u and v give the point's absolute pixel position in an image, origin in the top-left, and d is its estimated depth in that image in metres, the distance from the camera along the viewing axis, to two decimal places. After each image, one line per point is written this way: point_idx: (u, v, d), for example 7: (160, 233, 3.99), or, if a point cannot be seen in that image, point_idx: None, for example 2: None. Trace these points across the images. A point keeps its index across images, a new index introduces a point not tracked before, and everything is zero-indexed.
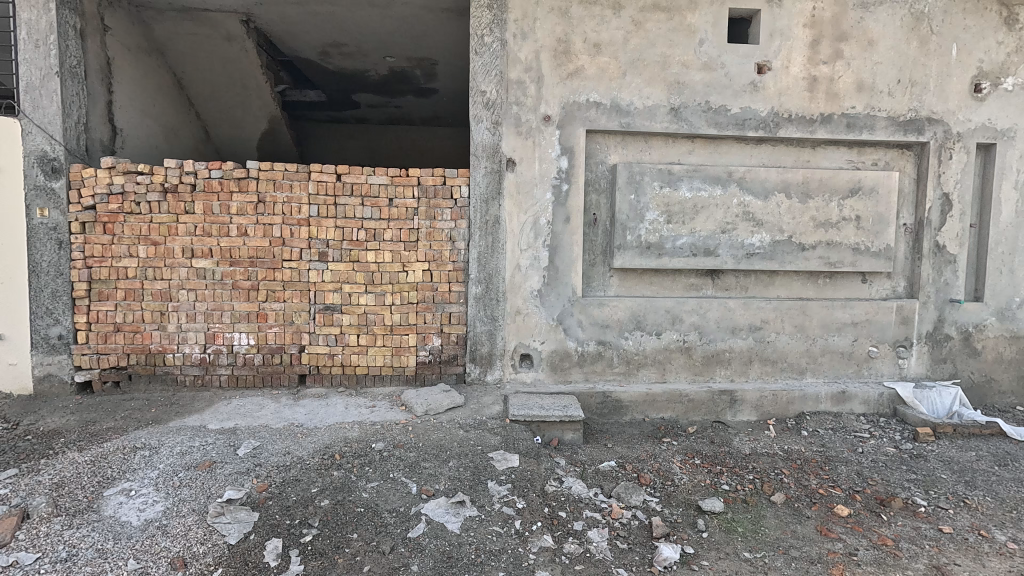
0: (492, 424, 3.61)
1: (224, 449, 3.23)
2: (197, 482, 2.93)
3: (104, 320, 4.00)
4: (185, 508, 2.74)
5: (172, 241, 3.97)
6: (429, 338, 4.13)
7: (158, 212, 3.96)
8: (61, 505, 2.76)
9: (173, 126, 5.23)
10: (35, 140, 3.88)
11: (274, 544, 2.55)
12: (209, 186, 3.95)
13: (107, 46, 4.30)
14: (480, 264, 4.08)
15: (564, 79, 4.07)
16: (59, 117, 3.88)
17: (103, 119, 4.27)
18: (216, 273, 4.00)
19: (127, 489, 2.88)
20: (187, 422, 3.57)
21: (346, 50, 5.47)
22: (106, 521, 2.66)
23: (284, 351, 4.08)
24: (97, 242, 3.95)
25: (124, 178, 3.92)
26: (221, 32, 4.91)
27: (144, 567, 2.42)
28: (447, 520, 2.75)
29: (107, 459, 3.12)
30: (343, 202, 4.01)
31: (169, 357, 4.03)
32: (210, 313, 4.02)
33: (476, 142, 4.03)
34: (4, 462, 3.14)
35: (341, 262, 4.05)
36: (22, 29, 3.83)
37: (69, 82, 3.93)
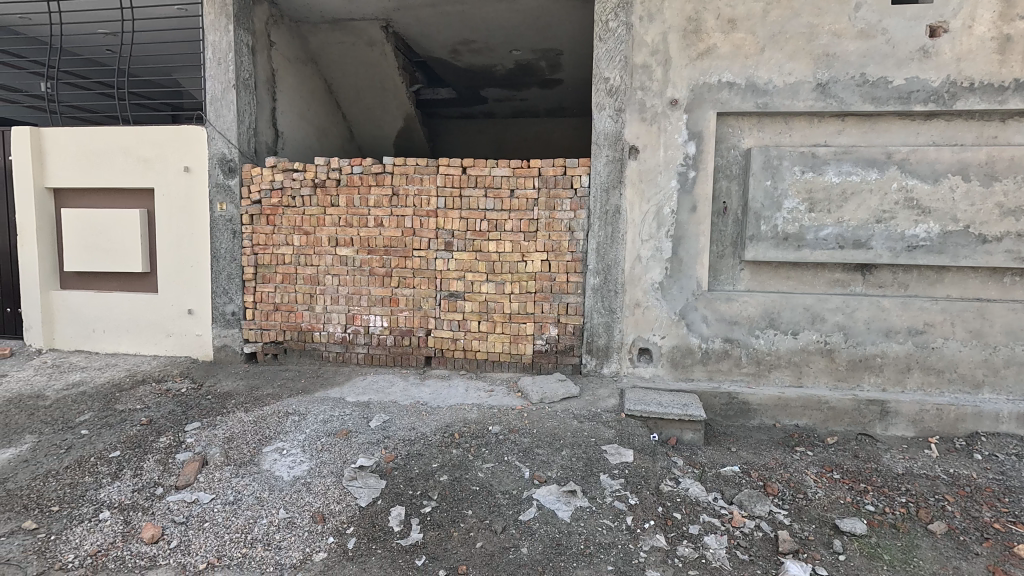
0: (607, 417, 3.56)
1: (359, 420, 3.55)
2: (336, 448, 3.26)
3: (266, 300, 4.58)
4: (325, 470, 3.07)
5: (321, 231, 4.43)
6: (546, 327, 4.18)
7: (310, 205, 4.44)
8: (230, 455, 3.24)
9: (324, 127, 5.81)
10: (217, 145, 4.54)
11: (398, 511, 2.76)
12: (352, 181, 4.34)
13: (272, 59, 4.89)
14: (600, 254, 4.02)
15: (693, 60, 3.85)
16: (235, 124, 4.49)
17: (269, 123, 4.87)
18: (356, 260, 4.39)
19: (281, 448, 3.30)
20: (330, 393, 3.98)
21: (474, 47, 5.67)
22: (264, 474, 3.06)
23: (412, 334, 4.37)
24: (262, 232, 4.53)
25: (283, 175, 4.44)
26: (364, 38, 5.34)
27: (291, 517, 2.75)
28: (558, 508, 2.77)
29: (266, 421, 3.58)
30: (467, 194, 4.18)
31: (317, 335, 4.52)
32: (350, 297, 4.43)
33: (598, 130, 3.96)
34: (191, 416, 3.74)
35: (465, 252, 4.23)
36: (209, 50, 4.48)
37: (242, 93, 4.53)
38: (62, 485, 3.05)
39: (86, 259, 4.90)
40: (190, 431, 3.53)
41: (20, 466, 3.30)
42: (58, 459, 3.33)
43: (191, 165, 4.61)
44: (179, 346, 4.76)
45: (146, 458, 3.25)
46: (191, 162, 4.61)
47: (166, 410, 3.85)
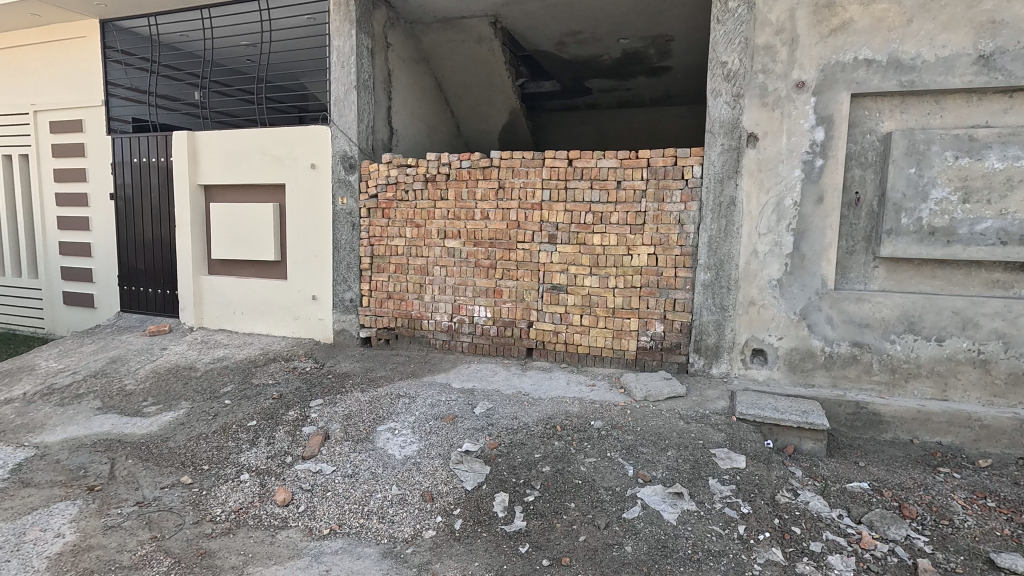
0: (717, 420, 3.39)
1: (464, 406, 3.67)
2: (443, 432, 3.39)
3: (380, 288, 4.87)
4: (434, 452, 3.21)
5: (431, 224, 4.63)
6: (651, 323, 4.06)
7: (421, 199, 4.65)
8: (349, 432, 3.49)
9: (434, 124, 6.04)
10: (340, 143, 4.88)
11: (502, 497, 2.82)
12: (460, 176, 4.49)
13: (389, 60, 5.16)
14: (711, 248, 3.83)
15: (824, 37, 3.52)
16: (356, 122, 4.80)
17: (385, 121, 5.14)
18: (463, 252, 4.54)
19: (393, 428, 3.50)
20: (437, 379, 4.16)
21: (581, 37, 5.60)
22: (378, 451, 3.27)
23: (515, 325, 4.44)
24: (377, 225, 4.81)
25: (398, 170, 4.68)
26: (474, 35, 5.48)
27: (403, 494, 2.91)
28: (664, 509, 2.69)
29: (380, 401, 3.82)
30: (573, 186, 4.15)
31: (425, 323, 4.73)
32: (456, 287, 4.59)
33: (713, 118, 3.76)
34: (314, 393, 4.08)
35: (570, 245, 4.21)
36: (334, 55, 4.82)
37: (362, 93, 4.83)
38: (212, 447, 3.49)
39: (229, 248, 5.49)
40: (314, 407, 3.85)
41: (178, 428, 3.80)
42: (207, 424, 3.79)
43: (317, 162, 5.00)
44: (304, 329, 5.21)
45: (278, 429, 3.59)
46: (317, 159, 5.00)
47: (294, 386, 4.23)
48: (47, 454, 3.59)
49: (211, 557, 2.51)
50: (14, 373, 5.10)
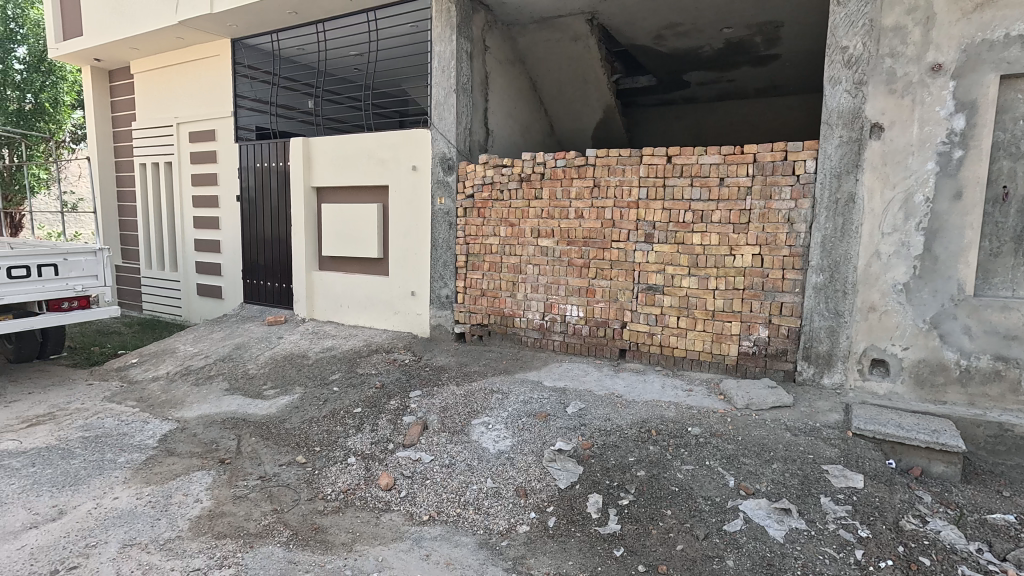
0: (829, 434, 3.15)
1: (557, 404, 3.68)
2: (536, 429, 3.42)
3: (475, 286, 5.00)
4: (527, 448, 3.25)
5: (525, 223, 4.69)
6: (754, 328, 3.85)
7: (516, 198, 4.72)
8: (446, 424, 3.62)
9: (528, 123, 6.11)
10: (439, 145, 5.06)
11: (595, 498, 2.80)
12: (555, 174, 4.50)
13: (486, 62, 5.28)
14: (825, 249, 3.55)
15: (968, 14, 3.15)
16: (454, 125, 4.95)
17: (482, 123, 5.27)
18: (556, 251, 4.55)
19: (487, 422, 3.58)
20: (529, 376, 4.21)
21: (681, 29, 5.41)
22: (473, 444, 3.37)
23: (608, 325, 4.38)
24: (473, 224, 4.94)
25: (494, 170, 4.78)
26: (570, 33, 5.46)
27: (498, 488, 2.98)
28: (769, 525, 2.54)
29: (475, 396, 3.93)
30: (671, 184, 4.03)
31: (517, 320, 4.80)
32: (549, 286, 4.61)
33: (831, 108, 3.49)
34: (413, 384, 4.28)
35: (667, 244, 4.09)
36: (435, 60, 5.01)
37: (461, 96, 4.97)
38: (322, 431, 3.77)
39: (337, 246, 5.88)
40: (413, 398, 4.03)
41: (293, 411, 4.14)
42: (318, 409, 4.10)
43: (418, 164, 5.22)
44: (403, 323, 5.47)
45: (380, 417, 3.80)
46: (418, 161, 5.23)
47: (394, 377, 4.46)
48: (186, 428, 4.05)
49: (324, 532, 2.71)
50: (159, 355, 5.80)
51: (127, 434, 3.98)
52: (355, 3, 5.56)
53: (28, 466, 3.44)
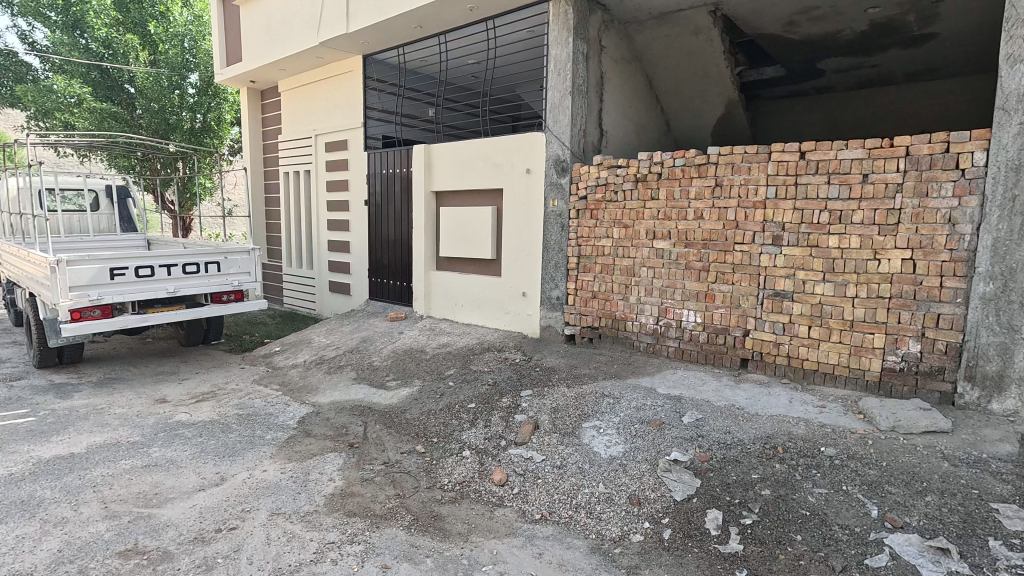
0: (1000, 468, 2.72)
1: (672, 413, 3.55)
2: (649, 436, 3.33)
3: (586, 288, 4.96)
4: (640, 456, 3.17)
5: (639, 224, 4.58)
6: (903, 341, 3.43)
7: (631, 199, 4.63)
8: (557, 425, 3.64)
9: (644, 123, 5.96)
10: (554, 147, 5.10)
11: (715, 515, 2.66)
12: (673, 174, 4.35)
13: (602, 63, 5.23)
14: (997, 254, 3.08)
15: None
16: (569, 127, 4.95)
17: (596, 124, 5.23)
18: (673, 253, 4.39)
19: (598, 426, 3.55)
20: (641, 382, 4.09)
21: (817, 14, 4.98)
22: (585, 447, 3.35)
23: (728, 332, 4.14)
24: (585, 226, 4.91)
25: (608, 171, 4.72)
26: (691, 27, 5.27)
27: (610, 494, 2.93)
28: (921, 565, 2.25)
29: (585, 398, 3.90)
30: (805, 182, 3.72)
31: (630, 324, 4.70)
32: (665, 289, 4.46)
33: (1008, 91, 3.04)
34: (525, 383, 4.35)
35: (798, 247, 3.78)
36: (552, 64, 5.05)
37: (577, 98, 4.97)
38: (439, 423, 3.97)
39: (454, 246, 6.14)
40: (524, 397, 4.10)
41: (413, 403, 4.40)
42: (435, 402, 4.32)
43: (532, 166, 5.30)
44: (514, 322, 5.58)
45: (493, 414, 3.92)
46: (532, 164, 5.31)
47: (506, 375, 4.56)
48: (321, 412, 4.46)
49: (441, 520, 2.85)
50: (297, 345, 6.44)
51: (272, 414, 4.46)
52: (475, 13, 5.78)
53: (197, 436, 3.99)
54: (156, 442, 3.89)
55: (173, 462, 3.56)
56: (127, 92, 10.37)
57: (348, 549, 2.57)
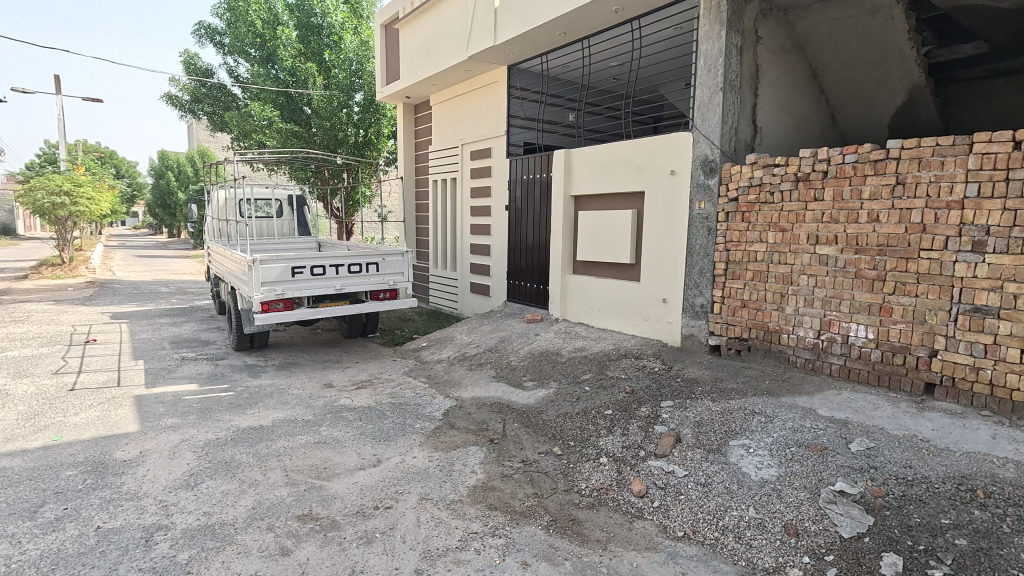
0: None
1: (836, 438, 3.17)
2: (808, 462, 3.01)
3: (734, 296, 4.64)
4: (798, 482, 2.88)
5: (799, 228, 4.19)
6: None
7: (789, 201, 4.25)
8: (701, 440, 3.45)
9: (805, 117, 5.42)
10: (701, 147, 4.85)
11: (893, 559, 2.33)
12: (842, 172, 3.92)
13: (758, 54, 4.82)
14: None
15: None
16: (719, 125, 4.68)
17: (749, 120, 4.86)
18: (840, 260, 3.94)
19: (747, 445, 3.30)
20: (798, 401, 3.71)
21: None
22: (732, 466, 3.14)
23: (909, 352, 3.61)
24: (735, 229, 4.60)
25: (763, 171, 4.37)
26: (867, 6, 4.75)
27: (762, 520, 2.71)
28: None
29: (733, 414, 3.64)
30: (1019, 177, 3.12)
31: (785, 337, 4.30)
32: (828, 300, 4.02)
33: None
34: (665, 393, 4.18)
35: (1008, 254, 3.17)
36: (701, 59, 4.82)
37: (728, 94, 4.67)
38: (577, 427, 3.98)
39: (592, 250, 6.12)
40: (665, 407, 3.95)
41: (550, 404, 4.46)
42: (572, 405, 4.34)
43: (677, 168, 5.10)
44: (653, 329, 5.40)
45: (631, 422, 3.83)
46: (677, 166, 5.10)
47: (644, 383, 4.43)
48: (463, 406, 4.71)
49: (580, 525, 2.84)
50: (442, 341, 6.86)
51: (420, 405, 4.80)
52: (621, 15, 5.69)
53: (357, 420, 4.42)
54: (325, 422, 4.39)
55: (339, 441, 3.99)
56: (305, 113, 11.88)
57: (490, 541, 2.68)
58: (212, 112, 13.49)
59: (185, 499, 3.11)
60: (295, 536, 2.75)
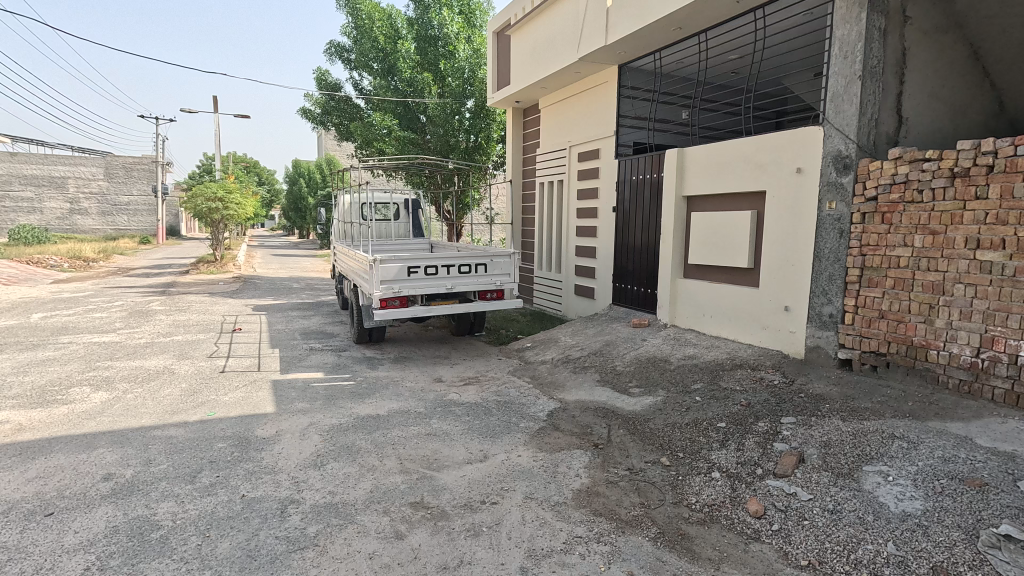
0: None
1: (1000, 474, 2.75)
2: (963, 497, 2.64)
3: (870, 306, 4.17)
4: (949, 520, 2.54)
5: (956, 230, 3.68)
6: None
7: (942, 200, 3.75)
8: (828, 462, 3.15)
9: (963, 104, 4.75)
10: (834, 142, 4.44)
11: None
12: (1012, 166, 3.40)
13: (905, 36, 4.27)
14: None
15: None
16: (856, 116, 4.25)
17: (893, 110, 4.34)
18: (1007, 268, 3.41)
19: (886, 473, 2.96)
20: (949, 428, 3.27)
21: None
22: (867, 494, 2.83)
23: None
24: (873, 232, 4.14)
25: (910, 167, 3.92)
26: None
27: (903, 558, 2.41)
28: None
29: (867, 437, 3.28)
30: None
31: (933, 354, 3.78)
32: (991, 313, 3.48)
33: None
34: (786, 409, 3.87)
35: None
36: (836, 46, 4.42)
37: (868, 82, 4.22)
38: (686, 438, 3.82)
39: (705, 254, 5.84)
40: (786, 424, 3.66)
41: (657, 413, 4.33)
42: (681, 415, 4.17)
43: (804, 165, 4.71)
44: (772, 339, 5.03)
45: (747, 438, 3.60)
46: (804, 163, 4.72)
47: (762, 397, 4.13)
48: (567, 408, 4.71)
49: (690, 541, 2.72)
50: (546, 342, 6.90)
51: (525, 404, 4.87)
52: (742, 5, 5.36)
53: (465, 415, 4.58)
54: (436, 415, 4.59)
55: (448, 434, 4.16)
56: (421, 121, 12.53)
57: (595, 546, 2.65)
58: (340, 123, 14.68)
59: (314, 477, 3.41)
60: (408, 522, 2.90)
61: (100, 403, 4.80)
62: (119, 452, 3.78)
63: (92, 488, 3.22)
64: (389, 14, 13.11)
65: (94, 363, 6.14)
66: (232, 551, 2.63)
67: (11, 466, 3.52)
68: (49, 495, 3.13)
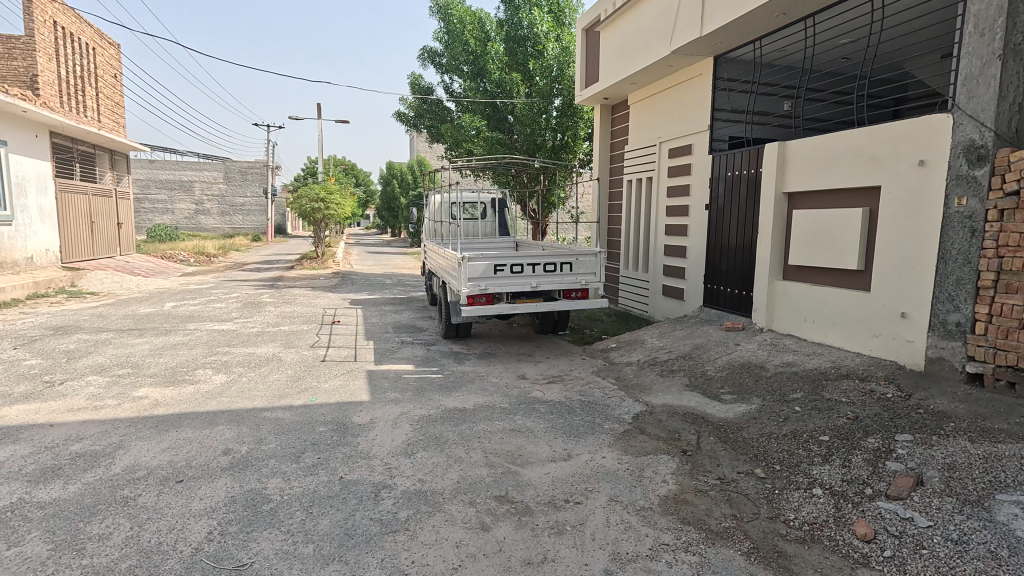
0: None
1: None
2: None
3: (1009, 314, 3.64)
4: None
5: None
6: None
7: None
8: (953, 487, 2.84)
9: None
10: (966, 130, 3.97)
11: None
12: None
13: None
14: None
15: None
16: (994, 101, 3.77)
17: None
18: None
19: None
20: None
21: None
22: (1001, 527, 2.52)
23: None
24: (1013, 230, 3.61)
25: None
26: None
27: None
28: None
29: (1002, 462, 2.91)
30: None
31: None
32: None
33: None
34: (901, 425, 3.53)
35: None
36: (970, 23, 3.95)
37: (1010, 62, 3.74)
38: (784, 450, 3.59)
39: (808, 254, 5.45)
40: (901, 442, 3.34)
41: (751, 421, 4.11)
42: (778, 425, 3.92)
43: (927, 157, 4.27)
44: (886, 348, 4.59)
45: (855, 454, 3.32)
46: (927, 154, 4.27)
47: (873, 411, 3.79)
48: (654, 412, 4.59)
49: (788, 559, 2.56)
50: (632, 344, 6.76)
51: (610, 405, 4.80)
52: None
53: (549, 413, 4.59)
54: (520, 411, 4.65)
55: (532, 431, 4.20)
56: (509, 121, 12.72)
57: (683, 556, 2.57)
58: (431, 126, 15.23)
59: (405, 465, 3.58)
60: (493, 515, 2.96)
61: (219, 384, 5.33)
62: (236, 429, 4.18)
63: (214, 461, 3.59)
64: (480, 18, 13.46)
65: (215, 348, 6.83)
66: (331, 528, 2.82)
67: (150, 436, 4.00)
68: (179, 464, 3.53)
